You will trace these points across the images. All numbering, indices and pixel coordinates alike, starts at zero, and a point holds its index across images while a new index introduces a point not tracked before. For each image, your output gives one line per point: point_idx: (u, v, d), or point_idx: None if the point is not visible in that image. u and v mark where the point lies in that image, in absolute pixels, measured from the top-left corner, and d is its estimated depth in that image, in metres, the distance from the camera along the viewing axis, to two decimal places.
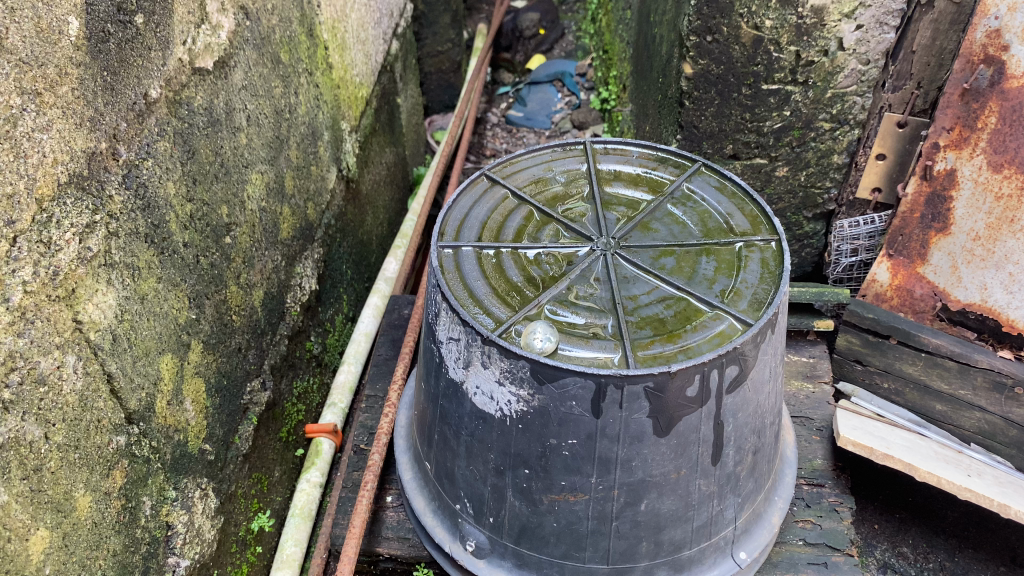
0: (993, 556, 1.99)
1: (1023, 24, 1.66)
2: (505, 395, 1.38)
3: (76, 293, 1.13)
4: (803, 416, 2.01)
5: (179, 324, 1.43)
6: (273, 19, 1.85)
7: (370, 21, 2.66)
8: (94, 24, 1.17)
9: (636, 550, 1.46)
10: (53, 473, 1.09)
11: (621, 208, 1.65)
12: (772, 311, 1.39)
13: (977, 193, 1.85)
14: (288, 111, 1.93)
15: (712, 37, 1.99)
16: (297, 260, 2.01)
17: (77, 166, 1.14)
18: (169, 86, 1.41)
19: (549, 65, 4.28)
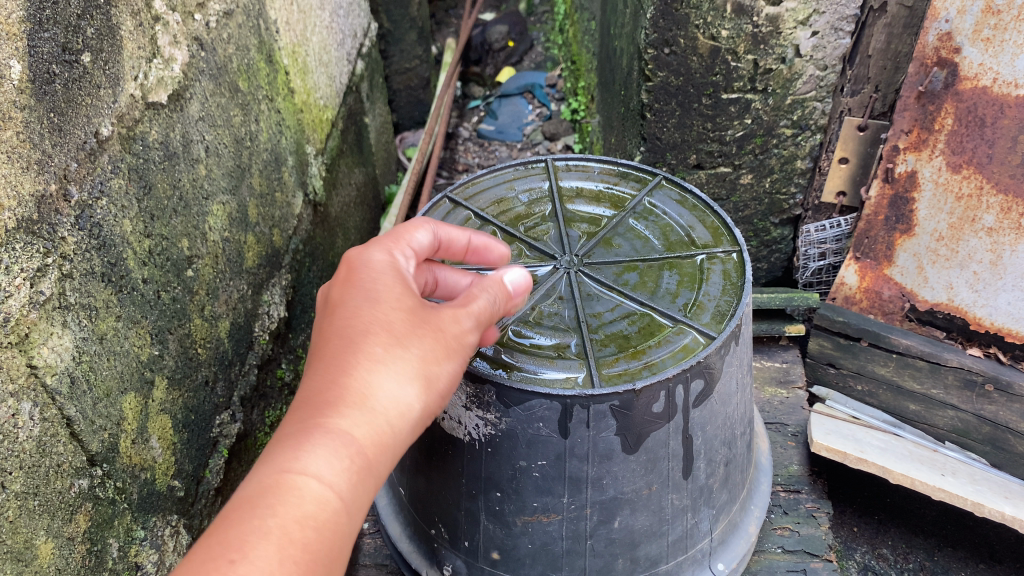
0: (972, 553, 2.00)
1: (973, 26, 1.67)
2: (472, 419, 1.37)
3: (30, 338, 1.12)
4: (778, 423, 2.07)
5: (141, 361, 1.42)
6: (229, 47, 1.84)
7: (332, 43, 2.66)
8: (39, 66, 1.16)
9: (613, 568, 1.46)
10: (12, 522, 1.06)
11: (584, 225, 1.65)
12: (735, 322, 1.39)
13: (938, 194, 1.86)
14: (248, 139, 1.92)
15: (669, 49, 2.01)
16: (264, 287, 2.00)
17: (26, 211, 1.13)
18: (122, 123, 1.39)
19: (519, 78, 4.29)
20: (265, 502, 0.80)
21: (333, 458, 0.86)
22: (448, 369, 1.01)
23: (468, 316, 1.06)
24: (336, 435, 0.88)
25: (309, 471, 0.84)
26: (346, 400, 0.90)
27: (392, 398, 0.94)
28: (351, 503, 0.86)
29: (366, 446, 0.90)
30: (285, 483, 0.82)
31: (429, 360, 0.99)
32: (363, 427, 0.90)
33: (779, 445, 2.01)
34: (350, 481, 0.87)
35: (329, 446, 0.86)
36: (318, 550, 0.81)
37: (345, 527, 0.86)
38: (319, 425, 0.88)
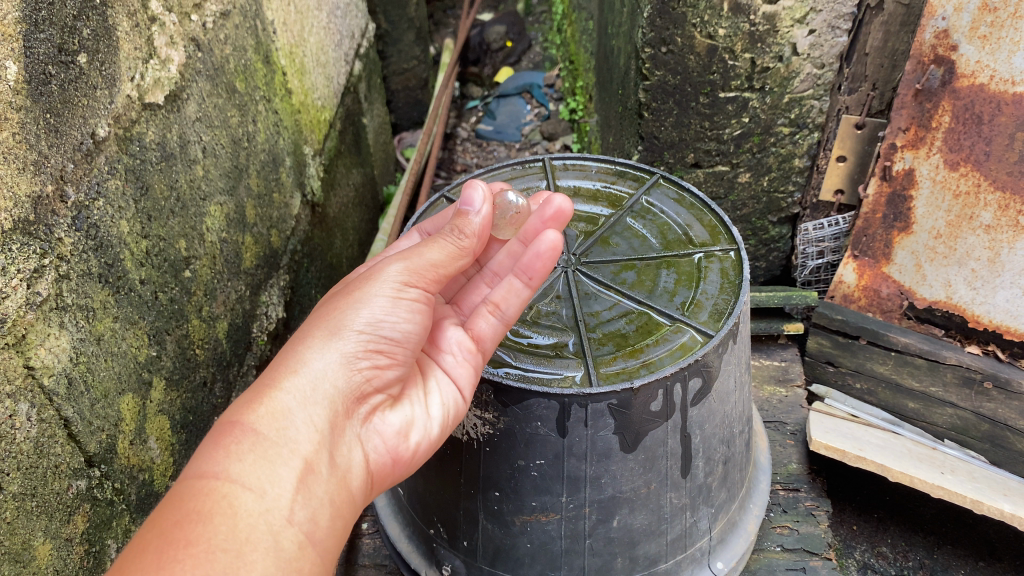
0: (971, 551, 2.00)
1: (970, 24, 1.67)
2: (470, 418, 1.37)
3: (26, 339, 1.11)
4: (777, 421, 2.07)
5: (139, 362, 1.42)
6: (226, 48, 1.84)
7: (330, 43, 2.66)
8: (35, 67, 1.16)
9: (612, 567, 1.46)
10: (9, 523, 1.06)
11: (581, 224, 1.65)
12: (733, 321, 1.39)
13: (936, 192, 1.86)
14: (246, 139, 1.92)
15: (666, 48, 2.00)
16: (262, 288, 2.00)
17: (22, 212, 1.12)
18: (119, 124, 1.39)
19: (517, 78, 4.29)
20: (159, 516, 0.88)
21: (227, 455, 0.95)
22: (362, 310, 1.09)
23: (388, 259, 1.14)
24: (234, 433, 0.97)
25: (207, 470, 0.93)
26: (247, 399, 1.01)
27: (295, 373, 1.04)
28: (252, 483, 0.93)
29: (268, 428, 0.99)
30: (183, 490, 0.91)
31: (332, 324, 1.08)
32: (260, 414, 1.00)
33: (777, 444, 2.01)
34: (252, 463, 0.95)
35: (217, 446, 0.96)
36: (208, 532, 0.87)
37: (252, 504, 0.92)
38: (220, 431, 0.98)
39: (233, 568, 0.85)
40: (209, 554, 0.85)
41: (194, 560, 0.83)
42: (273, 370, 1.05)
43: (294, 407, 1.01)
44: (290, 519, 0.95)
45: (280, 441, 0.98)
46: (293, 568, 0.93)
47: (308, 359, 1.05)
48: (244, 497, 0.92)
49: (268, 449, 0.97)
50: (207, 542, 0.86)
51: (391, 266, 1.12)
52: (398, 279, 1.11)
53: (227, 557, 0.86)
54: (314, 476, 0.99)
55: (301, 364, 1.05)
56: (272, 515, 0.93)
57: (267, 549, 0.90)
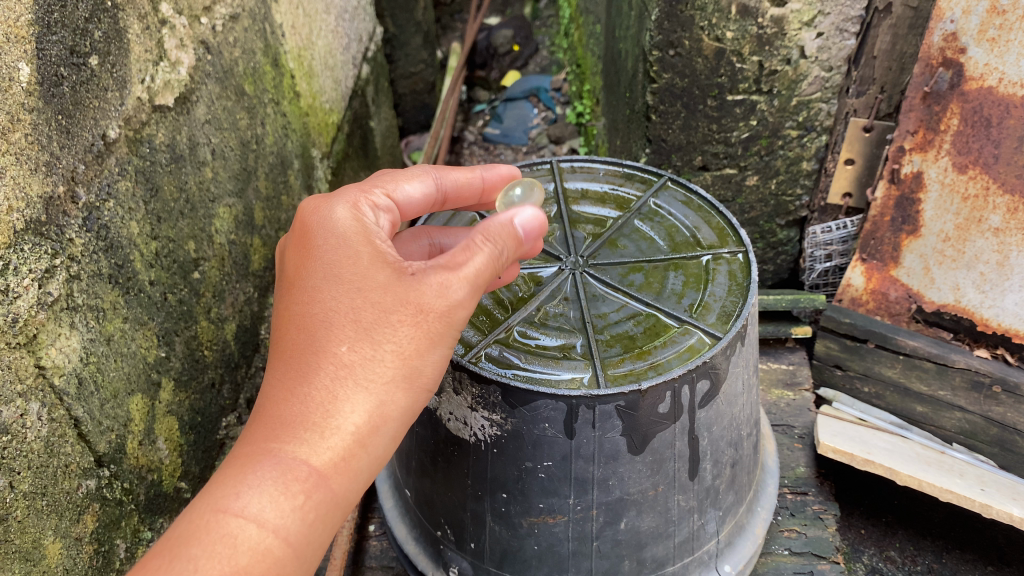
0: (980, 556, 1.99)
1: (978, 26, 1.67)
2: (478, 420, 1.37)
3: (37, 339, 1.12)
4: (785, 425, 2.07)
5: (148, 363, 1.42)
6: (236, 51, 1.85)
7: (338, 47, 2.67)
8: (47, 68, 1.16)
9: (619, 569, 1.46)
10: (19, 522, 1.07)
11: (589, 226, 1.65)
12: (741, 323, 1.39)
13: (944, 195, 1.86)
14: (255, 142, 1.93)
15: (674, 51, 2.01)
16: (270, 290, 2.02)
17: (34, 213, 1.13)
18: (129, 125, 1.40)
19: (524, 82, 4.30)
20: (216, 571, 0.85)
21: (291, 508, 0.92)
22: (431, 359, 1.06)
23: (461, 286, 1.06)
24: (302, 480, 0.93)
25: (265, 523, 0.90)
26: (318, 438, 0.96)
27: (364, 419, 1.00)
28: (303, 549, 0.93)
29: (333, 481, 0.96)
30: (232, 537, 0.89)
31: (406, 365, 1.04)
32: (328, 462, 0.96)
33: (785, 447, 2.01)
34: (308, 524, 0.94)
35: (282, 491, 0.92)
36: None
37: (293, 569, 0.93)
38: (285, 469, 0.93)
39: None
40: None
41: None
42: (340, 399, 0.99)
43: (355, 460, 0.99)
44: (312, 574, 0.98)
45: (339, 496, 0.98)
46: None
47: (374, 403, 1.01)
48: (291, 565, 0.92)
49: (326, 509, 0.96)
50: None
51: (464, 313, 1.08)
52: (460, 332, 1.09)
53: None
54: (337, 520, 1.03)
55: (371, 407, 1.01)
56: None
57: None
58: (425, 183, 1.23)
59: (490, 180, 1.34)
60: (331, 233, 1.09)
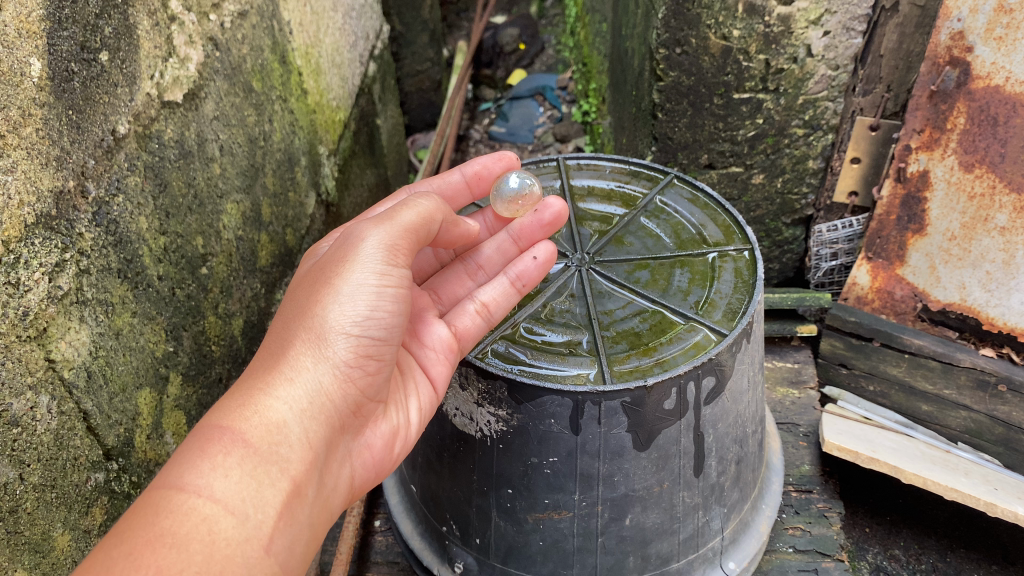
0: (985, 555, 1.99)
1: (985, 25, 1.67)
2: (483, 415, 1.38)
3: (48, 332, 1.12)
4: (790, 423, 2.07)
5: (156, 357, 1.43)
6: (244, 48, 1.86)
7: (345, 44, 2.68)
8: (58, 64, 1.17)
9: (624, 565, 1.46)
10: (29, 513, 1.08)
11: (595, 223, 1.65)
12: (746, 320, 1.39)
13: (950, 193, 1.86)
14: (262, 138, 1.94)
15: (681, 49, 2.01)
16: (277, 286, 2.03)
17: (45, 207, 1.14)
18: (139, 121, 1.41)
19: (530, 80, 4.30)
20: (133, 532, 0.89)
21: (211, 469, 0.97)
22: (347, 303, 1.11)
23: (362, 229, 1.17)
24: (221, 442, 0.99)
25: (188, 485, 0.94)
26: (235, 405, 1.03)
27: (282, 382, 1.07)
28: (234, 507, 0.95)
29: (253, 440, 1.01)
30: (160, 503, 0.92)
31: (315, 320, 1.11)
32: (248, 424, 1.02)
33: (790, 445, 2.01)
34: (235, 482, 0.97)
35: (201, 456, 0.97)
36: (184, 560, 0.87)
37: (230, 530, 0.93)
38: (203, 437, 1.00)
39: None
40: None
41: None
42: (263, 375, 1.08)
43: (278, 420, 1.04)
44: (267, 546, 0.96)
45: (269, 456, 1.01)
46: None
47: (290, 368, 1.08)
48: (224, 523, 0.93)
49: (254, 467, 0.99)
50: (180, 571, 0.86)
51: (366, 243, 1.14)
52: (378, 268, 1.13)
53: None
54: (299, 500, 1.02)
55: (291, 369, 1.08)
56: (251, 540, 0.95)
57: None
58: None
59: (470, 172, 1.49)
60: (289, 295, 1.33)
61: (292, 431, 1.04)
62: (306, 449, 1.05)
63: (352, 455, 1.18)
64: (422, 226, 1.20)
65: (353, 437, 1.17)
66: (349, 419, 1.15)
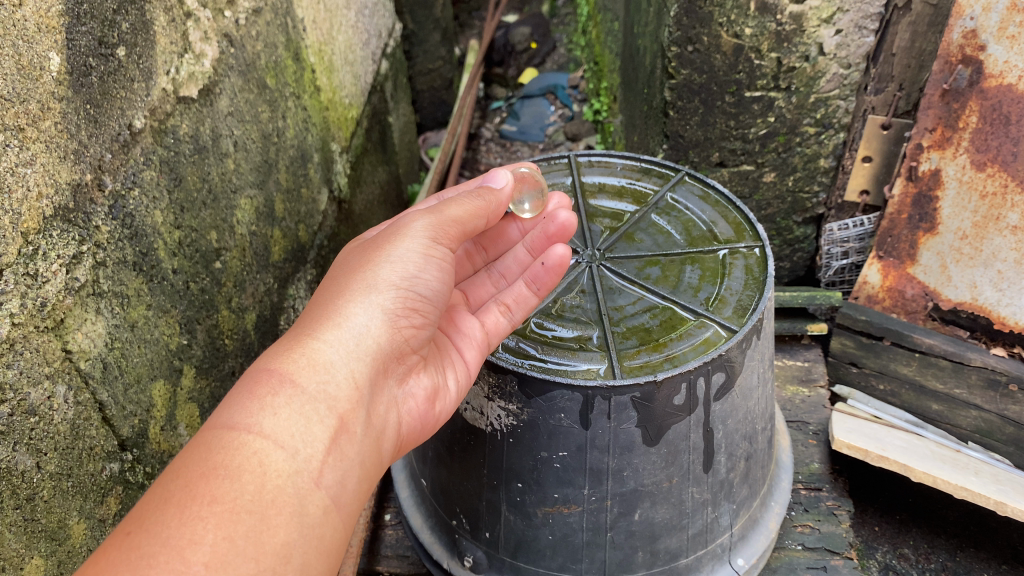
0: (994, 554, 1.99)
1: (998, 24, 1.67)
2: (494, 409, 1.38)
3: (65, 323, 1.14)
4: (799, 421, 2.07)
5: (170, 350, 1.45)
6: (258, 45, 1.87)
7: (357, 42, 2.69)
8: (76, 59, 1.19)
9: (632, 560, 1.47)
10: (46, 501, 1.09)
11: (606, 220, 1.66)
12: (757, 317, 1.39)
13: (962, 192, 1.86)
14: (276, 134, 1.95)
15: (692, 47, 2.02)
16: (289, 281, 2.04)
17: (62, 200, 1.15)
18: (154, 116, 1.43)
19: (541, 79, 4.31)
20: (185, 467, 0.90)
21: (259, 408, 0.97)
22: (393, 261, 1.14)
23: (412, 215, 1.20)
24: (270, 384, 1.00)
25: (238, 423, 0.95)
26: (285, 349, 1.05)
27: (330, 328, 1.08)
28: (284, 441, 0.96)
29: (302, 380, 1.02)
30: (212, 439, 0.93)
31: (366, 275, 1.14)
32: (297, 366, 1.03)
33: (800, 444, 2.01)
34: (284, 420, 0.97)
35: (250, 398, 0.98)
36: (236, 492, 0.89)
37: (281, 463, 0.94)
38: (255, 379, 1.01)
39: (257, 532, 0.88)
40: (233, 515, 0.87)
41: (216, 520, 0.86)
42: (312, 324, 1.09)
43: (326, 361, 1.05)
44: (316, 481, 0.97)
45: (316, 395, 1.01)
46: (316, 533, 0.95)
47: (340, 313, 1.10)
48: (274, 456, 0.94)
49: (302, 406, 1.00)
50: (232, 500, 0.88)
51: (417, 221, 1.18)
52: (426, 236, 1.17)
53: (251, 520, 0.88)
54: (346, 438, 1.02)
55: (339, 317, 1.09)
56: (300, 475, 0.95)
57: (291, 512, 0.93)
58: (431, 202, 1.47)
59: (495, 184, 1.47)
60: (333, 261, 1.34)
61: (341, 371, 1.05)
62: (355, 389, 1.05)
63: (396, 400, 1.17)
64: (466, 224, 1.22)
65: (398, 385, 1.17)
66: (394, 368, 1.15)
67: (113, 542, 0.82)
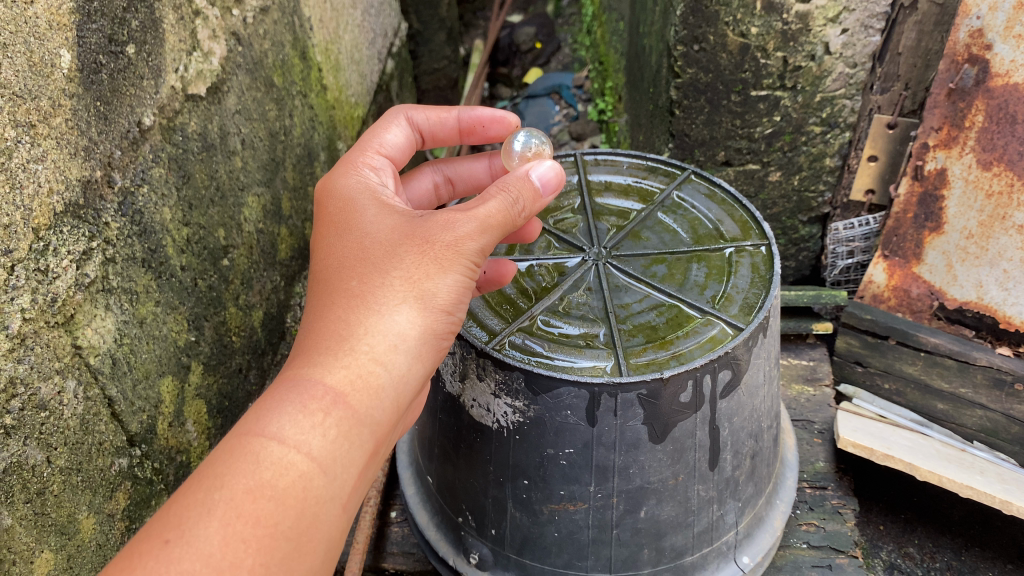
0: (1000, 553, 1.99)
1: (1004, 23, 1.68)
2: (501, 406, 1.39)
3: (74, 319, 1.15)
4: (804, 420, 2.07)
5: (178, 346, 1.45)
6: (266, 43, 1.88)
7: (364, 41, 2.70)
8: (87, 56, 1.19)
9: (638, 557, 1.47)
10: (56, 496, 1.10)
11: (612, 218, 1.67)
12: (763, 314, 1.40)
13: (968, 191, 1.86)
14: (283, 133, 1.96)
15: (699, 46, 2.02)
16: (296, 279, 2.05)
17: (73, 196, 1.16)
18: (163, 113, 1.43)
19: (546, 79, 4.31)
20: (232, 477, 0.88)
21: (309, 424, 0.95)
22: (446, 286, 1.07)
23: (467, 218, 1.09)
24: (320, 398, 0.96)
25: (289, 440, 0.93)
26: (333, 356, 1.00)
27: (379, 343, 1.03)
28: (328, 466, 0.95)
29: (351, 400, 0.99)
30: (260, 453, 0.91)
31: (419, 289, 1.06)
32: (344, 382, 0.99)
33: (805, 442, 2.02)
34: (331, 441, 0.96)
35: (301, 411, 0.95)
36: (279, 515, 0.89)
37: (322, 486, 0.95)
38: (304, 388, 0.97)
39: (293, 558, 0.90)
40: (273, 541, 0.88)
41: (257, 544, 0.86)
42: (356, 325, 1.02)
43: (374, 381, 1.01)
44: (344, 503, 0.98)
45: (362, 419, 0.99)
46: (333, 550, 0.98)
47: (390, 326, 1.04)
48: (320, 480, 0.94)
49: (349, 428, 0.98)
50: (275, 527, 0.89)
51: (473, 238, 1.09)
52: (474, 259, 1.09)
53: (288, 546, 0.89)
54: (374, 456, 1.04)
55: (388, 337, 1.04)
56: (336, 498, 0.96)
57: (324, 534, 0.95)
58: (402, 126, 1.41)
59: (467, 119, 1.48)
60: (341, 196, 1.19)
61: (387, 395, 1.03)
62: (394, 409, 1.04)
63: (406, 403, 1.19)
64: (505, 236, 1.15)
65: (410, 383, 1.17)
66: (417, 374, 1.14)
67: (152, 549, 0.81)
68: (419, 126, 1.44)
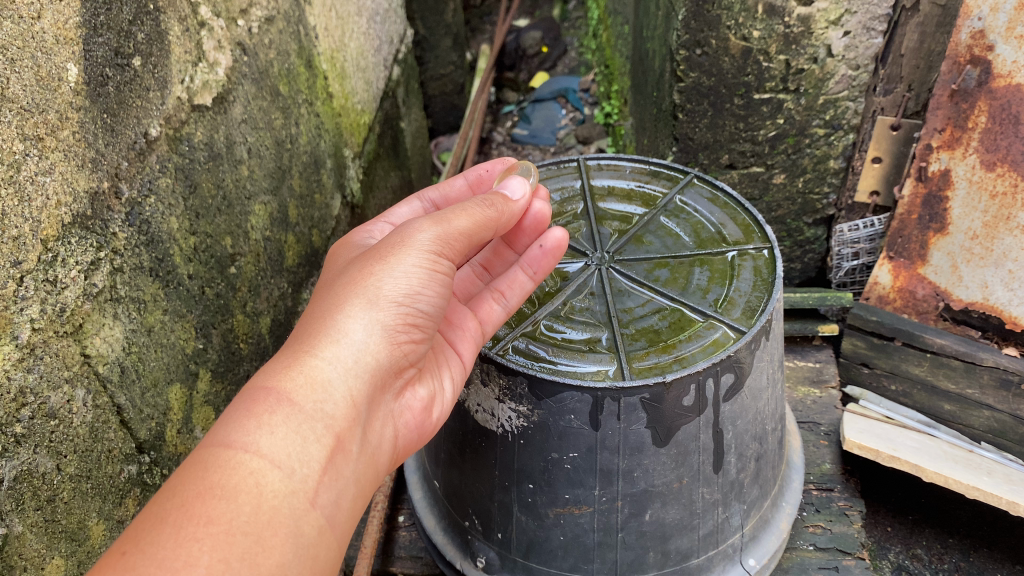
0: (1008, 554, 1.98)
1: (1006, 24, 1.68)
2: (505, 411, 1.40)
3: (83, 328, 1.16)
4: (810, 422, 2.07)
5: (187, 354, 1.47)
6: (271, 52, 1.90)
7: (369, 48, 2.72)
8: (93, 69, 1.21)
9: (644, 560, 1.48)
10: (66, 503, 1.12)
11: (615, 222, 1.68)
12: (765, 318, 1.40)
13: (972, 192, 1.86)
14: (289, 141, 1.98)
15: (700, 50, 2.03)
16: (303, 285, 2.07)
17: (80, 207, 1.18)
18: (169, 124, 1.45)
19: (552, 83, 4.33)
20: (182, 485, 0.89)
21: (256, 426, 0.96)
22: (395, 277, 1.12)
23: (415, 221, 1.17)
24: (268, 401, 0.99)
25: (236, 441, 0.94)
26: (283, 364, 1.03)
27: (329, 344, 1.06)
28: (281, 462, 0.95)
29: (299, 398, 1.01)
30: (209, 458, 0.92)
31: (365, 288, 1.11)
32: (291, 383, 1.01)
33: (811, 444, 2.02)
34: (282, 438, 0.97)
35: (247, 416, 0.97)
36: (232, 513, 0.89)
37: (278, 484, 0.94)
38: (253, 395, 1.00)
39: (252, 555, 0.87)
40: (229, 536, 0.86)
41: (211, 541, 0.85)
42: (308, 338, 1.08)
43: (325, 379, 1.03)
44: (312, 501, 0.97)
45: (314, 414, 1.00)
46: (310, 553, 0.95)
47: (341, 328, 1.08)
48: (273, 476, 0.94)
49: (300, 424, 0.99)
50: (228, 522, 0.87)
51: (422, 232, 1.15)
52: (429, 248, 1.14)
53: (247, 542, 0.88)
54: (342, 456, 1.02)
55: (337, 333, 1.07)
56: (296, 495, 0.95)
57: (287, 533, 0.92)
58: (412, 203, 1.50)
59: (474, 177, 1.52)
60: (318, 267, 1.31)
61: (338, 391, 1.04)
62: (350, 407, 1.05)
63: (394, 413, 1.18)
64: (473, 233, 1.20)
65: (391, 398, 1.17)
66: (391, 380, 1.15)
67: (108, 560, 0.81)
68: (432, 200, 1.52)
